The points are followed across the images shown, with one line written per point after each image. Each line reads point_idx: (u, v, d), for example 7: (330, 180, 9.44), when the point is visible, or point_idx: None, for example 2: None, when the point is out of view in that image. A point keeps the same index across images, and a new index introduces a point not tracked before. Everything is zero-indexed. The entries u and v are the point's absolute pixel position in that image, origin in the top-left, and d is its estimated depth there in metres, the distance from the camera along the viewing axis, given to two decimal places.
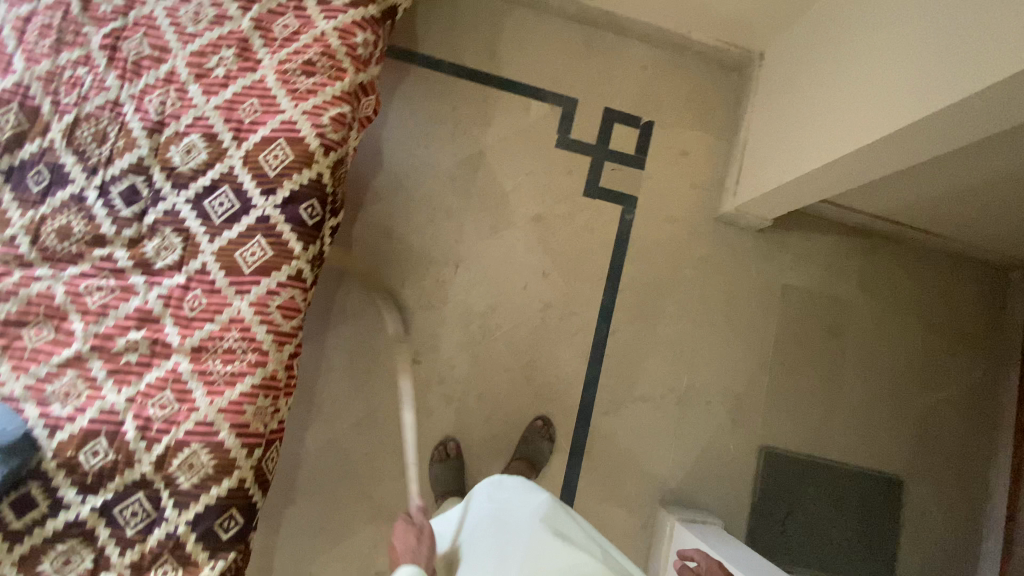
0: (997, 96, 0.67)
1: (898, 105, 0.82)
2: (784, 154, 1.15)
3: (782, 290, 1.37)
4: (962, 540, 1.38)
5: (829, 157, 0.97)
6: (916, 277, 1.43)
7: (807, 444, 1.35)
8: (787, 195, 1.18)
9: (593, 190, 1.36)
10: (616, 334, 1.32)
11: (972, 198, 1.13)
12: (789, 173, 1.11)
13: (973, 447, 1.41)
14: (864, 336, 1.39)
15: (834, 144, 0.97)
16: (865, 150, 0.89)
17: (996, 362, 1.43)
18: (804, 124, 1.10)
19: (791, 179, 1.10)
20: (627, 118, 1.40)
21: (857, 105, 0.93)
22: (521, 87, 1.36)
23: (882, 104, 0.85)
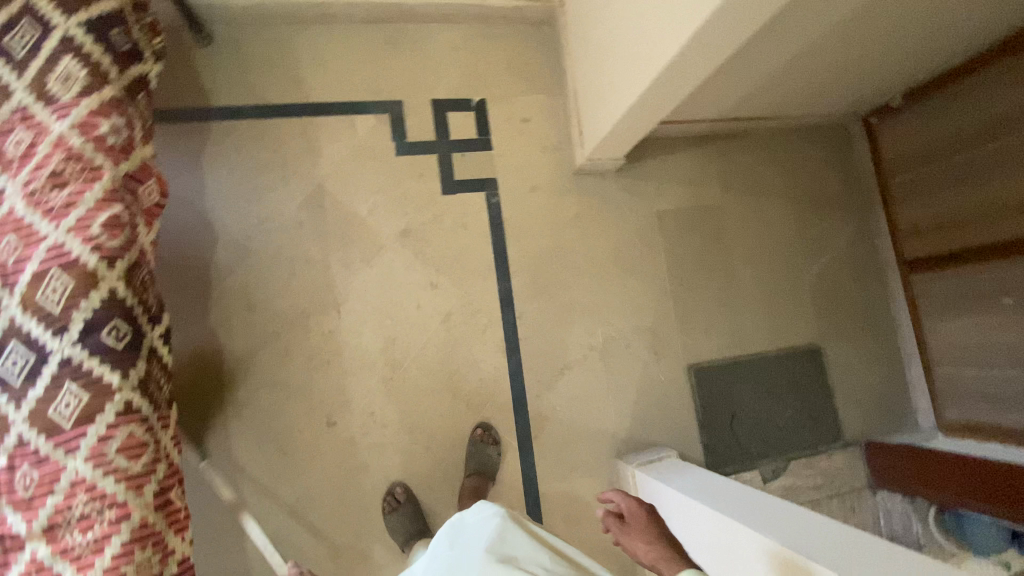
0: None
1: (680, 17, 0.83)
2: (611, 91, 1.15)
3: (658, 218, 1.44)
4: (890, 379, 1.49)
5: (647, 82, 0.98)
6: (767, 163, 1.53)
7: (727, 347, 1.42)
8: (628, 129, 1.19)
9: (451, 185, 1.31)
10: (523, 317, 1.31)
11: (787, 75, 1.19)
12: (621, 110, 1.12)
13: (871, 292, 1.52)
14: (740, 230, 1.49)
15: (645, 70, 0.98)
16: (673, 66, 0.91)
17: (864, 210, 1.54)
18: (616, 57, 1.11)
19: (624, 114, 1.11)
20: (458, 103, 1.35)
21: (650, 27, 0.94)
22: (338, 107, 1.28)
23: (669, 19, 0.87)
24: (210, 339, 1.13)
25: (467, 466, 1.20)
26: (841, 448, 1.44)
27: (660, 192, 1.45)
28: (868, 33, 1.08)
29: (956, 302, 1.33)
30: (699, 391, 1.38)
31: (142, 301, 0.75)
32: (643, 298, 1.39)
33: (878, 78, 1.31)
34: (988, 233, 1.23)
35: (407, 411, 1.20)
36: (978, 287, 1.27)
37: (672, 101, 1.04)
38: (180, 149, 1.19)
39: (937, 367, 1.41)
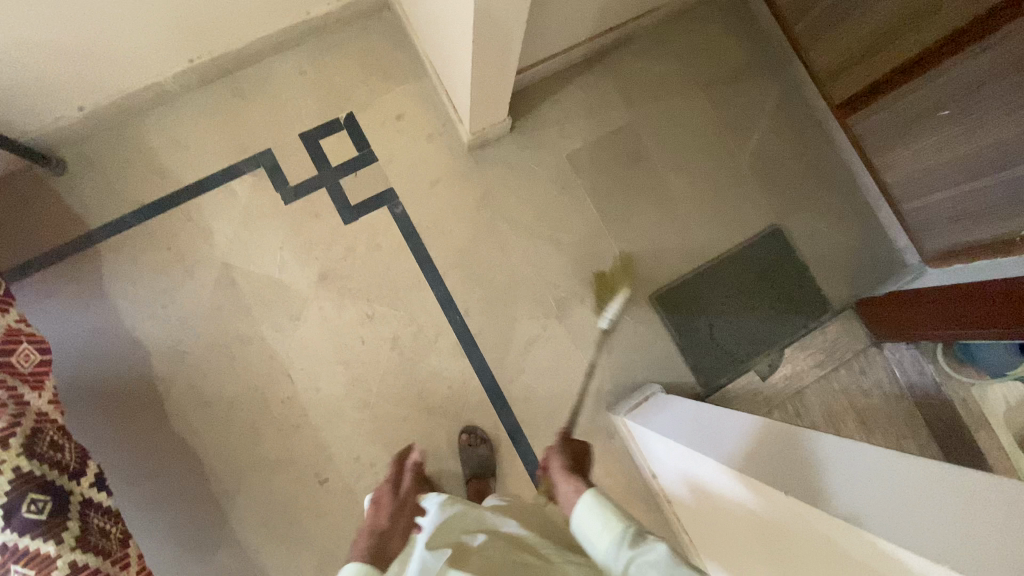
0: None
1: None
2: (456, 57, 1.08)
3: (570, 160, 1.38)
4: (862, 230, 1.42)
5: (473, 36, 0.91)
6: (664, 57, 1.42)
7: (683, 261, 1.37)
8: (492, 89, 1.12)
9: (350, 212, 1.27)
10: (469, 312, 1.29)
11: None
12: (470, 71, 1.03)
13: (815, 150, 1.43)
14: (658, 139, 1.40)
15: (466, 23, 0.91)
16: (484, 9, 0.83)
17: (780, 69, 1.44)
18: (444, 20, 1.03)
19: (474, 75, 1.03)
20: (326, 128, 1.30)
21: None
22: (212, 179, 1.25)
23: None
24: (181, 446, 1.16)
25: (465, 472, 1.21)
26: (832, 317, 1.39)
27: (562, 135, 1.38)
28: None
29: (897, 133, 1.23)
30: (669, 317, 1.34)
31: (54, 463, 0.76)
32: (581, 246, 1.35)
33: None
34: (910, 48, 1.11)
35: (390, 442, 1.21)
36: (917, 107, 1.15)
37: (512, 42, 0.97)
38: (82, 282, 1.19)
39: (903, 202, 1.33)
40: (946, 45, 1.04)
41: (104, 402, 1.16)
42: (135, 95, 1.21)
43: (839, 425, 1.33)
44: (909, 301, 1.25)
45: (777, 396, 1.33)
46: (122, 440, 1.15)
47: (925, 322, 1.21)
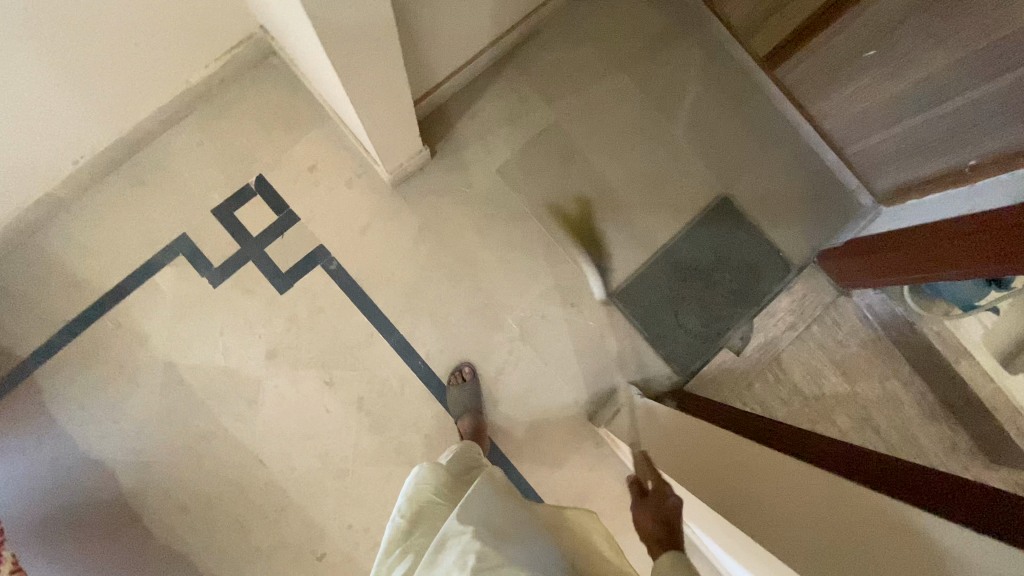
0: None
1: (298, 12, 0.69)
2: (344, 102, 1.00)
3: (500, 172, 1.31)
4: (813, 179, 1.36)
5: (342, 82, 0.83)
6: (576, 42, 1.34)
7: (637, 252, 1.33)
8: (391, 118, 1.04)
9: (283, 280, 1.21)
10: (430, 355, 1.23)
11: None
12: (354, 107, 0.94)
13: (751, 107, 1.35)
14: (586, 131, 1.34)
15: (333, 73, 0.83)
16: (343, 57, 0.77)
17: (698, 28, 1.36)
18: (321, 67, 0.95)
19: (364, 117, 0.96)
20: (237, 197, 1.22)
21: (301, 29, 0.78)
22: (133, 279, 1.19)
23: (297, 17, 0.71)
24: (171, 556, 1.14)
25: (454, 413, 1.20)
26: (796, 276, 1.35)
27: (486, 149, 1.31)
28: None
29: (825, 79, 1.19)
30: (633, 312, 1.31)
31: None
32: (531, 260, 1.30)
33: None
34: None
35: (379, 506, 1.18)
36: (844, 49, 1.10)
37: (392, 76, 0.90)
38: (28, 415, 1.15)
39: (846, 146, 1.28)
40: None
41: (82, 529, 1.13)
42: (28, 211, 1.14)
43: (822, 381, 1.34)
44: (869, 250, 1.21)
45: (755, 367, 1.32)
46: (110, 562, 1.13)
47: (881, 270, 1.19)
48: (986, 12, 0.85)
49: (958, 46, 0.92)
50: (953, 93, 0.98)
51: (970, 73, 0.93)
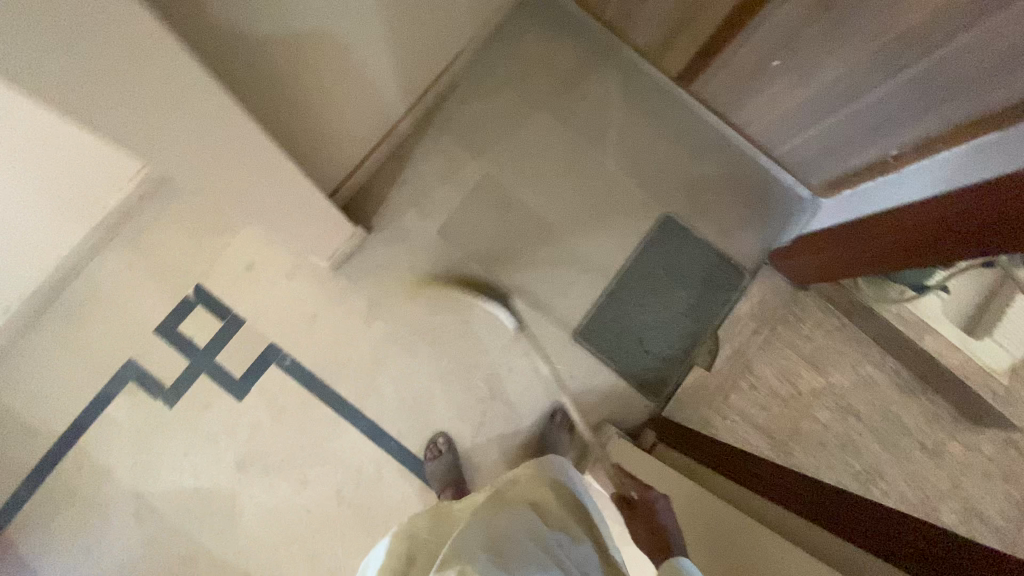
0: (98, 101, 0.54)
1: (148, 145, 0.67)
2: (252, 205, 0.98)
3: (441, 233, 1.29)
4: (751, 181, 1.36)
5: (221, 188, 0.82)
6: (492, 90, 1.34)
7: (590, 286, 1.32)
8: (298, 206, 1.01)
9: (240, 386, 1.19)
10: (401, 432, 1.21)
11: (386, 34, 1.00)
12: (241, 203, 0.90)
13: (677, 123, 1.36)
14: (519, 175, 1.33)
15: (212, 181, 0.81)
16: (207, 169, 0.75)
17: (610, 55, 1.36)
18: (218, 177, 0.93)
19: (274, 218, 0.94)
20: (178, 311, 1.19)
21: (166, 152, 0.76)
22: (87, 414, 1.16)
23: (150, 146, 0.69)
24: None
25: (435, 488, 1.18)
26: (751, 281, 1.36)
27: (422, 212, 1.29)
28: None
29: (740, 90, 1.19)
30: (597, 348, 1.30)
31: None
32: (487, 314, 1.27)
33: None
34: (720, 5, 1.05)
35: None
36: (749, 61, 1.10)
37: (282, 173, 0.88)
38: None
39: (775, 147, 1.28)
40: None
41: None
42: None
43: (797, 379, 1.34)
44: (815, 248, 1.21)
45: (728, 379, 1.32)
46: None
47: (831, 269, 1.18)
48: (876, 12, 0.85)
49: (859, 46, 0.92)
50: (862, 91, 0.98)
51: (875, 69, 0.94)
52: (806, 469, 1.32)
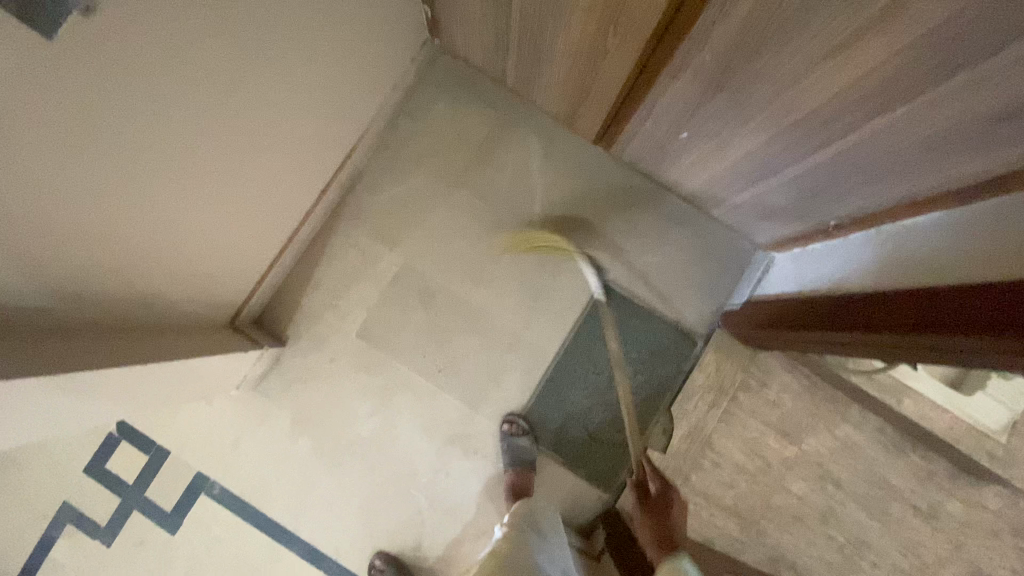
0: None
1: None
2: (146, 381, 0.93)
3: (362, 334, 1.22)
4: (693, 239, 1.23)
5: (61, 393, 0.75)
6: (401, 174, 1.25)
7: (527, 373, 1.23)
8: (171, 375, 0.95)
9: (173, 519, 1.17)
10: (340, 550, 1.17)
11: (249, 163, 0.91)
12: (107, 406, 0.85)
13: (605, 184, 1.24)
14: (438, 262, 1.24)
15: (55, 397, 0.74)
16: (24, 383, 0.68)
17: (525, 118, 1.24)
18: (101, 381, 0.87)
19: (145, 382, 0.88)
20: (102, 450, 1.17)
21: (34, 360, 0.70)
22: (28, 561, 1.16)
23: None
24: None
25: None
26: (705, 347, 1.24)
27: (341, 316, 1.22)
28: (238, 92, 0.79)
29: (660, 156, 1.06)
30: (539, 440, 1.21)
31: None
32: (418, 416, 1.21)
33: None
34: (616, 72, 0.89)
35: None
36: (659, 130, 0.97)
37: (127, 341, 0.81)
38: None
39: (715, 206, 1.15)
40: (647, 64, 0.83)
41: None
42: None
43: (765, 450, 1.22)
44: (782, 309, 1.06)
45: (686, 459, 1.21)
46: None
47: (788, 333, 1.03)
48: (772, 94, 0.71)
49: (767, 123, 0.78)
50: (781, 165, 0.85)
51: (791, 146, 0.79)
52: (782, 548, 1.21)
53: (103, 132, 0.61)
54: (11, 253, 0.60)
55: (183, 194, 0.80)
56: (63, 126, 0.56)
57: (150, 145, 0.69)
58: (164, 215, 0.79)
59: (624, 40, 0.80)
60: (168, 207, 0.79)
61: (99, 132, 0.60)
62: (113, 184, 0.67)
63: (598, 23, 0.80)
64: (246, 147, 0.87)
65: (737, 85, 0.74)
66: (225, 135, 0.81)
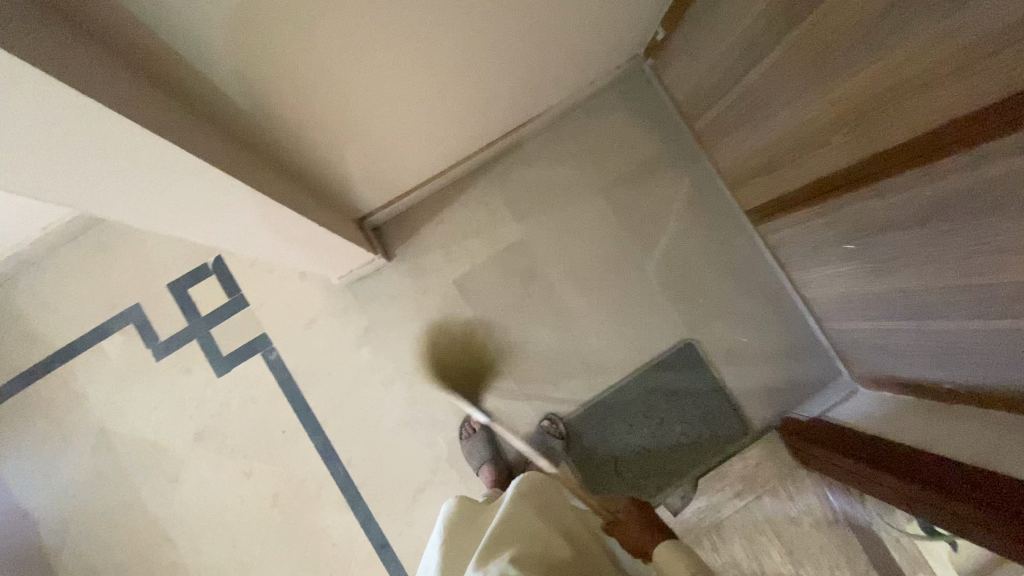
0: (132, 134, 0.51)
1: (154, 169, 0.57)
2: (290, 249, 0.97)
3: (458, 282, 1.27)
4: (788, 341, 1.27)
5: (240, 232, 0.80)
6: (557, 160, 1.30)
7: (585, 385, 1.27)
8: (308, 246, 1.00)
9: (223, 363, 1.22)
10: (352, 460, 1.21)
11: (462, 91, 0.97)
12: (265, 251, 0.89)
13: (732, 253, 1.28)
14: (552, 251, 1.28)
15: (236, 235, 0.79)
16: (234, 211, 0.72)
17: (688, 162, 1.29)
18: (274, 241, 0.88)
19: (293, 240, 0.94)
20: (193, 275, 1.23)
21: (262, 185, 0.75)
22: (84, 341, 1.22)
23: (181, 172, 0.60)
24: None
25: (475, 466, 1.19)
26: (753, 439, 1.26)
27: (448, 257, 1.27)
28: (497, 27, 0.84)
29: (810, 253, 1.09)
30: (569, 450, 1.25)
31: None
32: (472, 377, 1.25)
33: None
34: (818, 166, 0.93)
35: None
36: (823, 232, 1.01)
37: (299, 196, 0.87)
38: None
39: (828, 318, 1.19)
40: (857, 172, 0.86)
41: None
42: None
43: None
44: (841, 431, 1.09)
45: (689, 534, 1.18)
46: None
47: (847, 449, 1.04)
48: (964, 253, 0.75)
49: (939, 275, 0.81)
50: (929, 316, 0.88)
51: (952, 304, 0.82)
52: None
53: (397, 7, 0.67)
54: (282, 74, 0.66)
55: (407, 92, 0.86)
56: None
57: (410, 35, 0.74)
58: (383, 98, 0.84)
59: (851, 142, 0.84)
60: (389, 97, 0.85)
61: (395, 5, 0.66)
62: (370, 55, 0.73)
63: (838, 117, 0.83)
64: (467, 75, 0.93)
65: (933, 230, 0.77)
66: (465, 55, 0.86)
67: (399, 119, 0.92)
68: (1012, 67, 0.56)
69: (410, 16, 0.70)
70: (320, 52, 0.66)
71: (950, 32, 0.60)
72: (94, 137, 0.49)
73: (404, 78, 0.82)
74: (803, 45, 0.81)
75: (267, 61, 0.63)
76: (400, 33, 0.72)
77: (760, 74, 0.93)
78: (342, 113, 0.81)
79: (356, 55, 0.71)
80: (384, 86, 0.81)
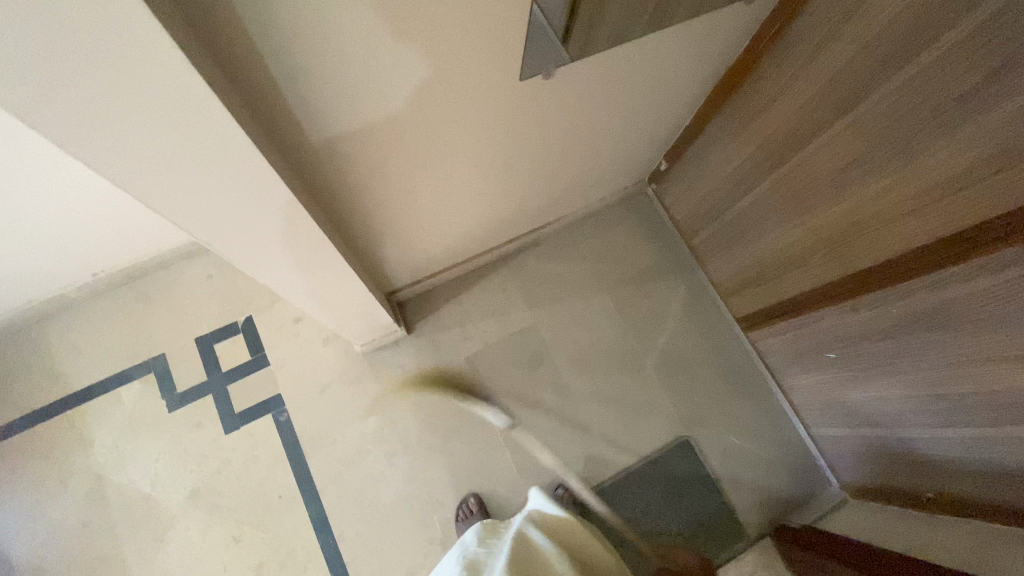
0: (254, 167, 0.58)
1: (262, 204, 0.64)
2: (329, 311, 1.06)
3: (470, 361, 1.34)
4: (779, 446, 1.32)
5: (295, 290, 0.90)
6: (570, 259, 1.45)
7: (584, 475, 1.29)
8: (344, 310, 1.10)
9: (234, 420, 1.25)
10: (344, 533, 1.19)
11: (500, 195, 1.13)
12: (310, 307, 0.99)
13: (725, 358, 1.38)
14: (560, 340, 1.38)
15: (292, 291, 0.89)
16: (300, 270, 0.83)
17: (685, 272, 1.44)
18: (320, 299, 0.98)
19: (334, 303, 1.03)
20: (222, 332, 1.31)
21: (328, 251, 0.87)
22: (102, 385, 1.25)
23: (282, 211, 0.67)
24: None
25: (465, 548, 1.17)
26: (748, 546, 1.26)
27: (464, 337, 1.36)
28: (537, 148, 1.02)
29: (794, 362, 1.21)
30: None
31: None
32: (474, 455, 1.28)
33: (647, 133, 1.20)
34: (799, 282, 1.07)
35: None
36: (808, 342, 1.12)
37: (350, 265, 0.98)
38: None
39: (816, 425, 1.26)
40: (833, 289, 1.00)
41: None
42: (37, 305, 1.25)
43: None
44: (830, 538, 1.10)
45: None
46: None
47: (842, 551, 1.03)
48: (932, 364, 0.86)
49: (911, 384, 0.91)
50: (906, 424, 0.96)
51: (925, 412, 0.91)
52: None
53: (466, 126, 0.84)
54: (368, 164, 0.80)
55: (456, 191, 1.02)
56: (458, 109, 0.78)
57: (471, 148, 0.90)
58: (438, 193, 0.99)
59: (826, 264, 0.99)
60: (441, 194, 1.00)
61: (465, 125, 0.83)
62: (438, 160, 0.89)
63: (815, 242, 0.98)
64: (506, 183, 1.10)
65: (903, 342, 0.89)
66: (508, 167, 1.04)
67: (444, 212, 1.07)
68: (956, 209, 0.72)
69: (475, 135, 0.87)
70: (404, 153, 0.82)
71: (908, 179, 0.77)
72: (231, 172, 0.57)
73: (458, 181, 0.99)
74: (784, 183, 0.99)
75: (362, 157, 0.78)
76: (464, 146, 0.89)
77: (749, 203, 1.11)
78: (404, 202, 0.96)
79: (427, 159, 0.87)
80: (443, 184, 0.97)
